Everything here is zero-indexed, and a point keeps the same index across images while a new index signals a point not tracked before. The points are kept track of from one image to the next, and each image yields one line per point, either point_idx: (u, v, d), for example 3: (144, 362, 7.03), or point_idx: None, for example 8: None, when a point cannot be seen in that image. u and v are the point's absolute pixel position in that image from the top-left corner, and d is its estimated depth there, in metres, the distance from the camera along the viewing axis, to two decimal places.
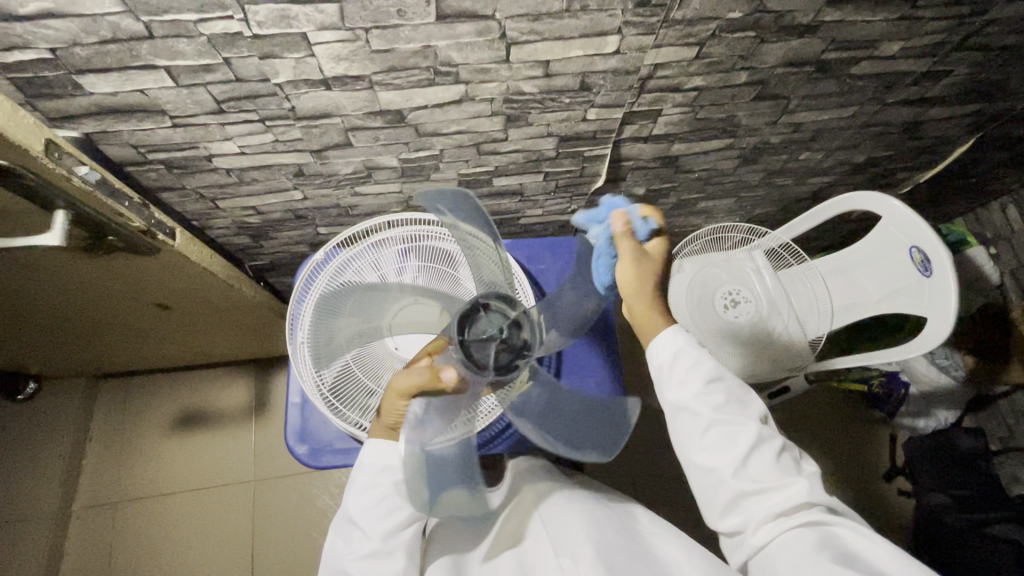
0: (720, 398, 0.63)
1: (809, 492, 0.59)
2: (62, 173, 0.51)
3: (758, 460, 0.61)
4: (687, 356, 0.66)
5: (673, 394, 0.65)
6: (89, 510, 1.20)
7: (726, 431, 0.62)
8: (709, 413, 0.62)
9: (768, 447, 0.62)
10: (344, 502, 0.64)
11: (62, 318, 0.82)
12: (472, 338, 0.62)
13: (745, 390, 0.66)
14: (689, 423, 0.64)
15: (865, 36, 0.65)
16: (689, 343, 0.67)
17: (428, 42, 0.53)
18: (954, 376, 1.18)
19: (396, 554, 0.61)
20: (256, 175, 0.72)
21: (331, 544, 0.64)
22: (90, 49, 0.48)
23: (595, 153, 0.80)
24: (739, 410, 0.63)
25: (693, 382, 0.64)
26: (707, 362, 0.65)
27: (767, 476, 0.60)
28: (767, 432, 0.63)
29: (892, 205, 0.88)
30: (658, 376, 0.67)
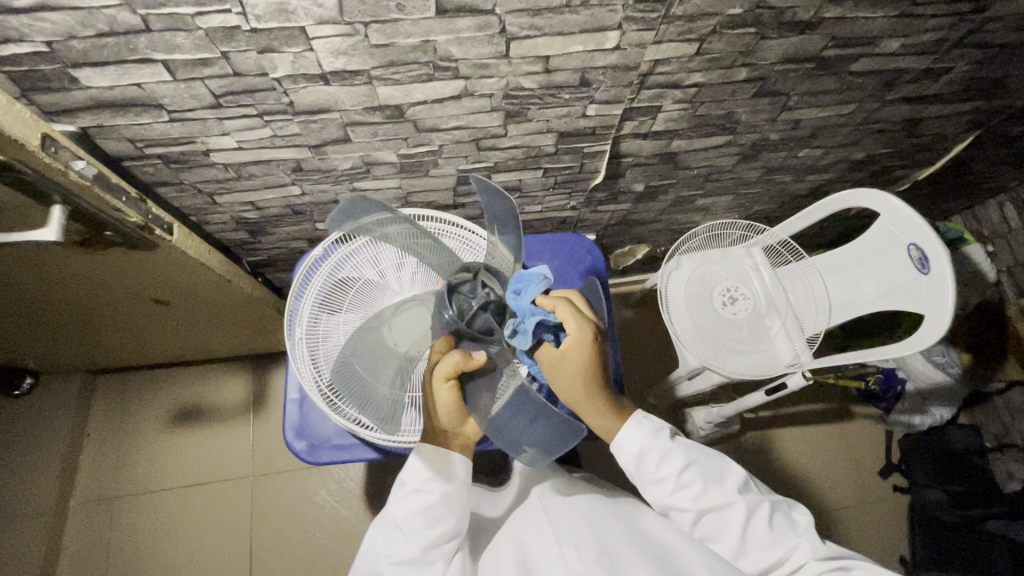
0: (696, 488, 0.65)
1: (810, 551, 0.62)
2: (59, 168, 0.51)
3: (753, 534, 0.63)
4: (652, 452, 0.66)
5: (653, 496, 0.66)
6: (88, 505, 1.20)
7: (714, 516, 0.64)
8: (692, 506, 0.64)
9: (758, 518, 0.63)
10: (388, 504, 0.66)
11: (60, 314, 0.82)
12: (462, 312, 0.61)
13: (719, 461, 0.67)
14: (680, 519, 0.66)
15: (866, 33, 0.65)
16: (650, 439, 0.66)
17: (427, 37, 0.53)
18: (951, 374, 1.19)
19: (434, 563, 0.64)
20: (254, 170, 0.72)
21: (372, 542, 0.66)
22: (87, 42, 0.48)
23: (594, 149, 0.80)
24: (719, 490, 0.64)
25: (668, 483, 0.65)
26: (674, 451, 0.66)
27: (766, 550, 0.63)
28: (752, 501, 0.64)
29: (890, 203, 0.88)
30: (634, 478, 0.68)
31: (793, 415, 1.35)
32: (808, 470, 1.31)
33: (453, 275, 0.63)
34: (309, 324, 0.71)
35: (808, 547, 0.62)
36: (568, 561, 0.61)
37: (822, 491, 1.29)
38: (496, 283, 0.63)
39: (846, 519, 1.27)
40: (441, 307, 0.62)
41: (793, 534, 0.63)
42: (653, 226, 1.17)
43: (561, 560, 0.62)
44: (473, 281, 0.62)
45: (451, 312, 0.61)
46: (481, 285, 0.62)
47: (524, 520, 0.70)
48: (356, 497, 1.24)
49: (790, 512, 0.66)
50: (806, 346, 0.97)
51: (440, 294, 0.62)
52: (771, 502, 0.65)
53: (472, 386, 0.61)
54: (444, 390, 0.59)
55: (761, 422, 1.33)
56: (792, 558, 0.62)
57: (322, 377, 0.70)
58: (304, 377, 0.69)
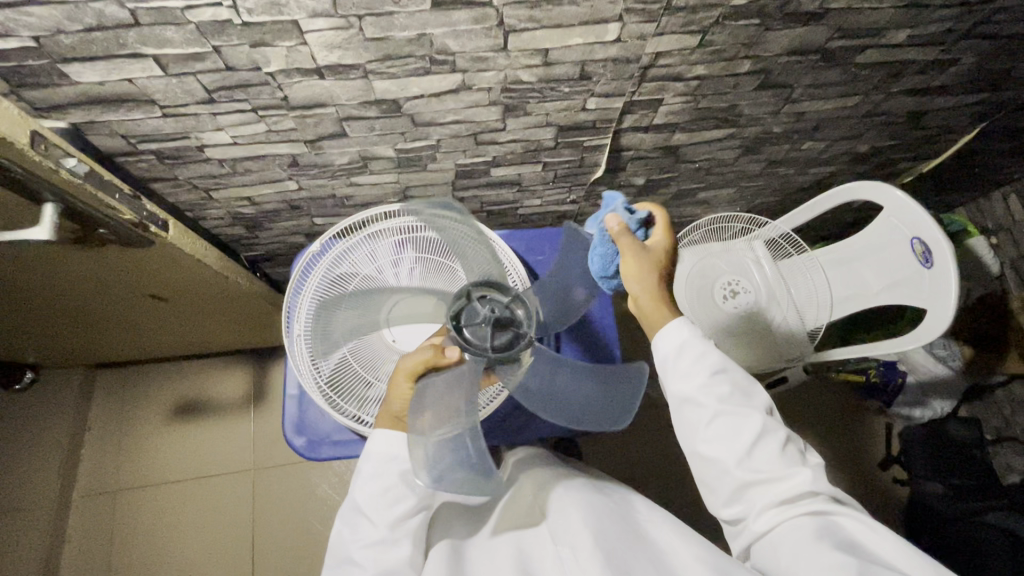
0: (723, 390, 0.62)
1: (815, 483, 0.59)
2: (49, 165, 0.50)
3: (763, 452, 0.60)
4: (691, 348, 0.64)
5: (677, 387, 0.64)
6: (89, 498, 1.20)
7: (732, 423, 0.61)
8: (715, 404, 0.62)
9: (774, 440, 0.61)
10: (350, 491, 0.64)
11: (57, 310, 0.82)
12: (469, 319, 0.63)
13: (750, 379, 0.65)
14: (694, 415, 0.63)
15: (871, 24, 0.64)
16: (695, 334, 0.64)
17: (423, 29, 0.52)
18: (951, 366, 1.22)
19: (401, 542, 0.62)
20: (250, 165, 0.71)
21: (339, 532, 0.63)
22: (75, 37, 0.47)
23: (595, 143, 0.79)
24: (745, 401, 0.62)
25: (699, 374, 0.63)
26: (713, 354, 0.64)
27: (771, 469, 0.60)
28: (772, 422, 0.62)
29: (894, 196, 0.87)
30: (662, 370, 0.65)
31: (794, 408, 1.35)
32: None
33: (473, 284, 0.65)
34: (308, 321, 0.70)
35: (813, 479, 0.59)
36: (564, 563, 0.61)
37: None
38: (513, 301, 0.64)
39: None
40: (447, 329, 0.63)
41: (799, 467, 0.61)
42: None
43: (558, 560, 0.62)
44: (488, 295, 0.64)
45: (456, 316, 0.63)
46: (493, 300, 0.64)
47: (520, 521, 0.69)
48: None
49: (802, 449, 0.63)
50: (806, 339, 0.97)
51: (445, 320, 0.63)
52: (789, 433, 0.63)
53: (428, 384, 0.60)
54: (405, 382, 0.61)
55: None
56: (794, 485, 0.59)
57: (321, 374, 0.69)
58: (303, 375, 0.69)
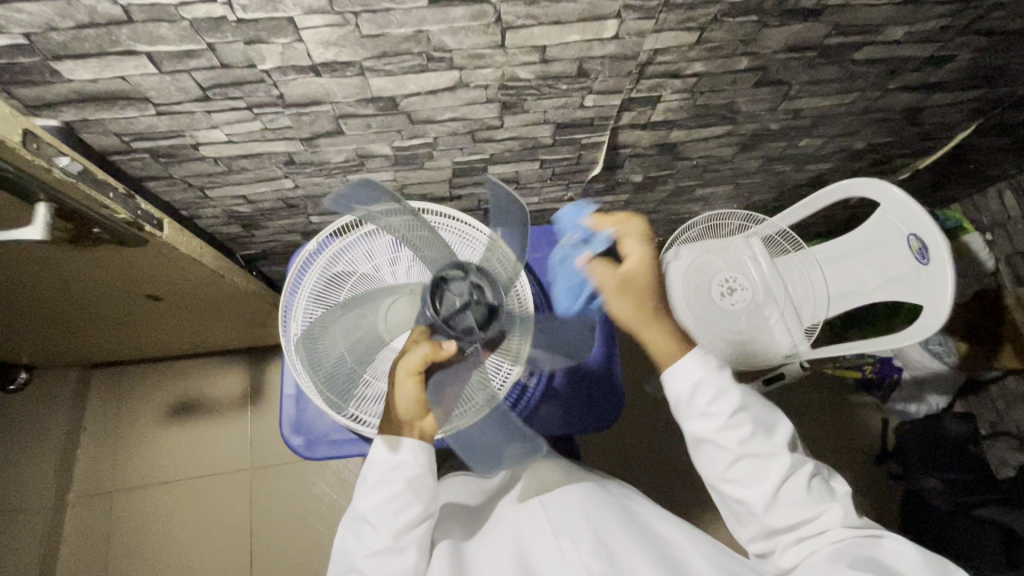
0: (745, 430, 0.64)
1: (839, 516, 0.61)
2: (42, 165, 0.50)
3: (783, 485, 0.62)
4: (709, 387, 0.65)
5: (695, 428, 0.65)
6: (86, 498, 1.20)
7: (749, 461, 0.63)
8: (732, 446, 0.63)
9: (792, 473, 0.62)
10: (354, 500, 0.65)
11: (51, 310, 0.81)
12: (449, 309, 0.60)
13: (772, 414, 0.66)
14: (715, 455, 0.65)
15: (869, 21, 0.64)
16: (709, 374, 0.65)
17: (420, 26, 0.51)
18: (947, 362, 1.18)
19: (408, 550, 0.62)
20: (245, 163, 0.70)
21: (343, 539, 0.65)
22: (67, 34, 0.46)
23: (593, 140, 0.78)
24: (762, 437, 0.64)
25: (716, 416, 0.64)
26: (732, 393, 0.65)
27: (795, 506, 0.62)
28: (796, 458, 0.63)
29: (889, 193, 0.87)
30: (677, 407, 0.67)
31: (791, 405, 1.35)
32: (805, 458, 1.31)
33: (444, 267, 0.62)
34: (305, 321, 0.70)
35: (838, 512, 0.62)
36: (565, 555, 0.60)
37: None
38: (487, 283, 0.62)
39: None
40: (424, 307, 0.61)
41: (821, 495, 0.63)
42: (651, 216, 1.16)
43: (559, 553, 0.61)
44: (464, 279, 0.61)
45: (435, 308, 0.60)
46: (470, 286, 0.61)
47: (518, 514, 0.69)
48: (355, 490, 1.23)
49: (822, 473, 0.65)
50: (803, 336, 0.98)
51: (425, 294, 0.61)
52: (813, 465, 0.65)
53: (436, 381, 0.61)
54: (410, 382, 0.59)
55: None
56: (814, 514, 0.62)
57: None
58: (301, 375, 0.69)
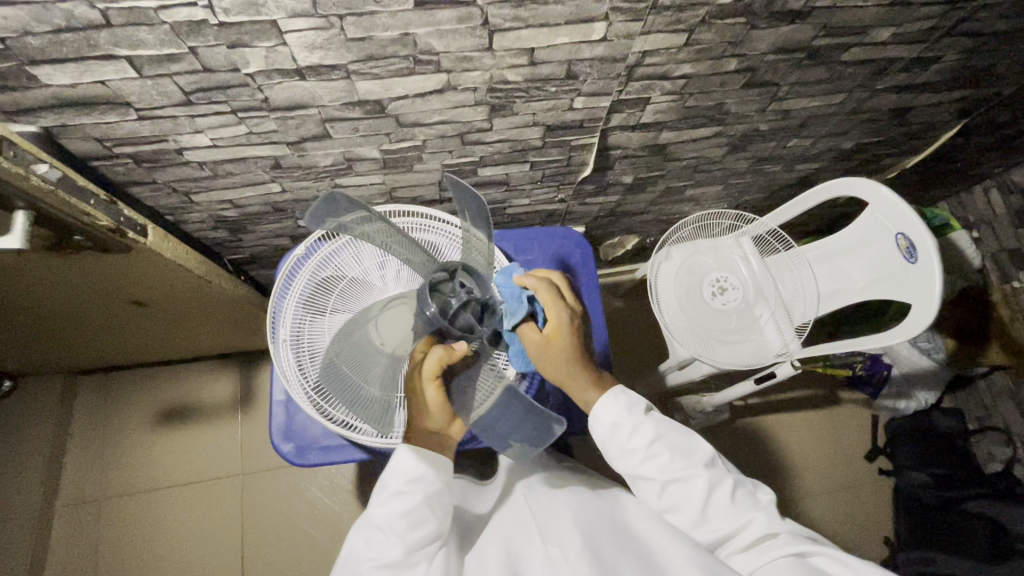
0: (664, 459, 0.65)
1: (769, 526, 0.62)
2: (21, 172, 0.49)
3: (715, 505, 0.64)
4: (625, 423, 0.65)
5: (623, 465, 0.66)
6: (73, 508, 1.18)
7: (679, 488, 0.64)
8: (660, 477, 0.64)
9: (721, 491, 0.64)
10: (369, 507, 0.64)
11: (33, 318, 0.80)
12: (445, 309, 0.59)
13: (689, 435, 0.67)
14: (646, 488, 0.66)
15: (857, 22, 0.64)
16: (626, 410, 0.65)
17: (406, 30, 0.51)
18: (936, 359, 1.19)
19: (418, 565, 0.63)
20: (231, 168, 0.69)
21: (352, 546, 0.63)
22: (44, 38, 0.45)
23: (583, 142, 0.78)
24: (687, 462, 0.64)
25: (638, 451, 0.65)
26: (646, 424, 0.66)
27: (725, 522, 0.63)
28: (716, 476, 0.64)
29: (878, 192, 0.88)
30: (604, 446, 0.67)
31: (782, 403, 1.35)
32: (796, 455, 1.32)
33: (431, 274, 0.61)
34: (294, 327, 0.69)
35: (766, 522, 0.63)
36: (553, 561, 0.60)
37: (810, 478, 1.30)
38: (475, 279, 0.62)
39: (834, 502, 1.29)
40: (422, 305, 0.59)
41: (752, 509, 0.64)
42: (642, 217, 1.16)
43: (546, 559, 0.60)
44: (452, 279, 0.60)
45: (433, 312, 0.58)
46: (462, 284, 0.60)
47: (511, 519, 0.69)
48: (347, 495, 1.23)
49: (752, 486, 0.67)
50: (794, 335, 0.97)
51: (420, 293, 0.60)
52: (736, 477, 0.66)
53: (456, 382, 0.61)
54: (431, 387, 0.58)
55: (751, 410, 1.34)
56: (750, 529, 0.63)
57: (309, 380, 0.68)
58: (290, 382, 0.68)
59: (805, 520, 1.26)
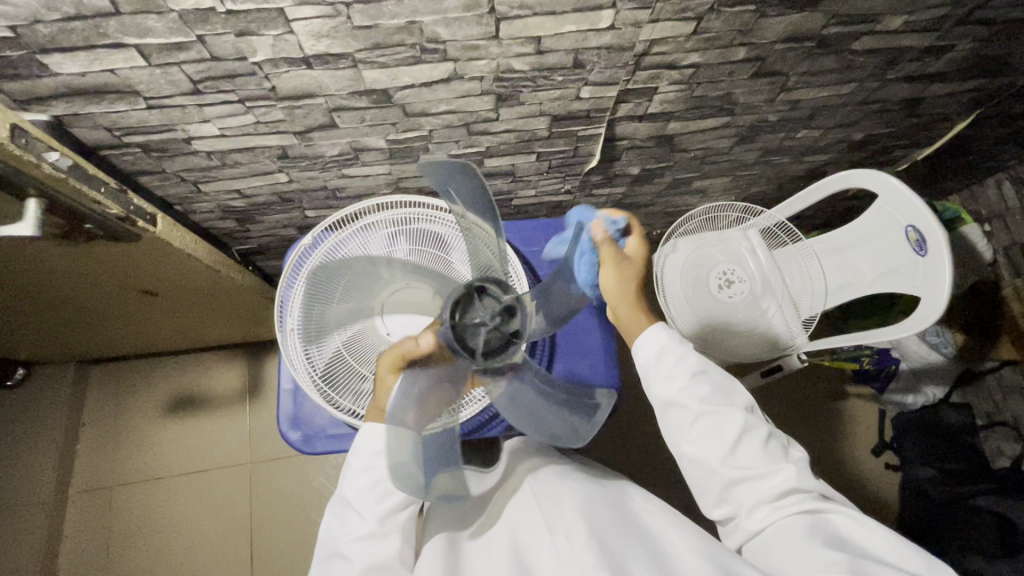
0: (705, 391, 0.66)
1: (798, 478, 0.62)
2: (30, 160, 0.49)
3: (746, 448, 0.63)
4: (671, 352, 0.68)
5: (660, 390, 0.67)
6: (84, 493, 1.20)
7: (714, 421, 0.64)
8: (696, 404, 0.65)
9: (754, 435, 0.64)
10: (340, 485, 0.65)
11: (44, 306, 0.81)
12: (466, 325, 0.61)
13: (732, 383, 0.68)
14: (678, 417, 0.66)
15: (868, 10, 0.63)
16: (672, 339, 0.69)
17: (413, 17, 0.50)
18: (944, 354, 1.21)
19: (392, 535, 0.62)
20: (238, 157, 0.70)
21: (329, 525, 0.65)
22: (53, 26, 0.46)
23: (589, 132, 0.78)
24: (725, 400, 0.66)
25: (680, 376, 0.67)
26: (692, 356, 0.68)
27: (752, 465, 0.63)
28: (752, 422, 0.65)
29: (889, 184, 0.86)
30: (645, 374, 0.69)
31: (788, 396, 1.35)
32: (802, 449, 1.32)
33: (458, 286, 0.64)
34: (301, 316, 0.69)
35: (796, 475, 0.63)
36: (559, 550, 0.59)
37: (815, 473, 1.30)
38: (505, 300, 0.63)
39: (839, 496, 1.28)
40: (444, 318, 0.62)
41: (782, 461, 0.64)
42: (648, 209, 1.15)
43: (552, 548, 0.60)
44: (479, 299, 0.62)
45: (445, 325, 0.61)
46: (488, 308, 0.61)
47: (516, 509, 0.69)
48: None
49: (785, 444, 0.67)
50: (802, 328, 0.97)
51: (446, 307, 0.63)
52: (771, 431, 0.66)
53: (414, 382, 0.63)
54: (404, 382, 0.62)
55: (758, 403, 1.34)
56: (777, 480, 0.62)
57: (316, 369, 0.68)
58: (297, 371, 0.68)
59: None
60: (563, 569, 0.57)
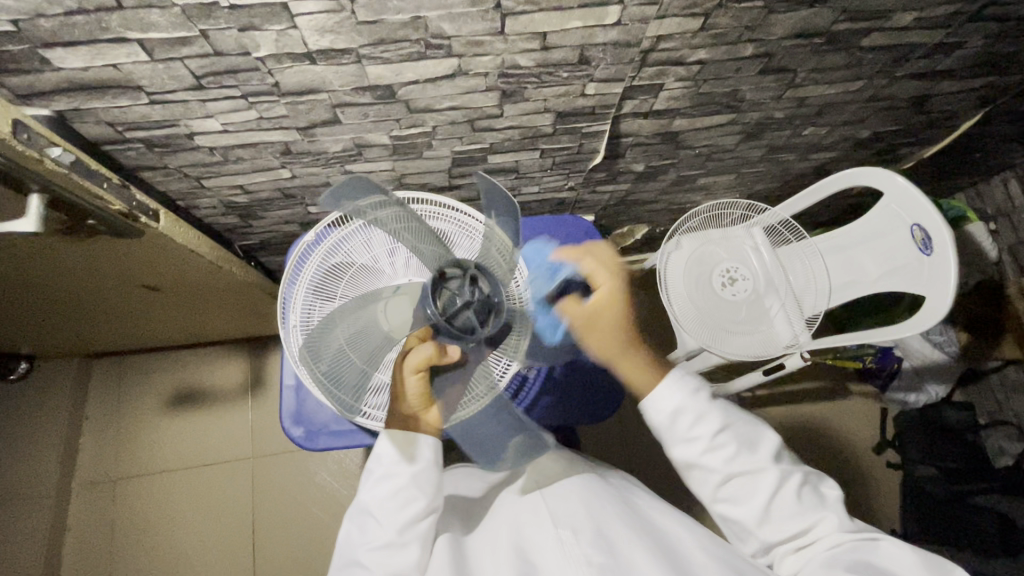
0: (729, 450, 0.63)
1: (837, 525, 0.60)
2: (33, 155, 0.49)
3: (779, 503, 0.61)
4: (688, 410, 0.65)
5: (680, 453, 0.65)
6: (88, 487, 1.20)
7: (740, 480, 0.63)
8: (721, 467, 0.63)
9: (787, 487, 0.62)
10: (359, 493, 0.66)
11: (47, 301, 0.81)
12: (448, 307, 0.60)
13: (757, 428, 0.66)
14: (703, 482, 0.65)
15: (878, 6, 0.62)
16: (688, 397, 0.66)
17: (417, 13, 0.50)
18: (948, 352, 1.20)
19: (410, 546, 0.62)
20: (241, 153, 0.69)
21: (347, 533, 0.65)
22: (55, 20, 0.45)
23: (594, 129, 0.77)
24: (751, 456, 0.63)
25: (700, 439, 0.64)
26: (710, 413, 0.65)
27: (791, 521, 0.61)
28: (784, 471, 0.62)
29: (895, 182, 0.85)
30: (661, 434, 0.67)
31: (791, 395, 1.35)
32: (803, 446, 1.31)
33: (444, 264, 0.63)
34: (304, 312, 0.69)
35: (835, 521, 0.60)
36: (564, 543, 0.59)
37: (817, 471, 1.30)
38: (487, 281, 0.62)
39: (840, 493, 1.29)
40: (424, 304, 0.61)
41: (820, 507, 0.61)
42: (652, 206, 1.15)
43: (558, 541, 0.60)
44: (461, 277, 0.61)
45: (433, 309, 0.59)
46: (469, 284, 0.60)
47: (518, 502, 0.69)
48: (355, 479, 1.24)
49: (820, 484, 0.64)
50: (805, 327, 0.96)
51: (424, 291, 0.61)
52: (803, 474, 0.64)
53: (439, 379, 0.63)
54: (413, 379, 0.60)
55: (760, 400, 1.34)
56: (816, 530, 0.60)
57: None
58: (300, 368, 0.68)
59: None
60: (569, 562, 0.57)
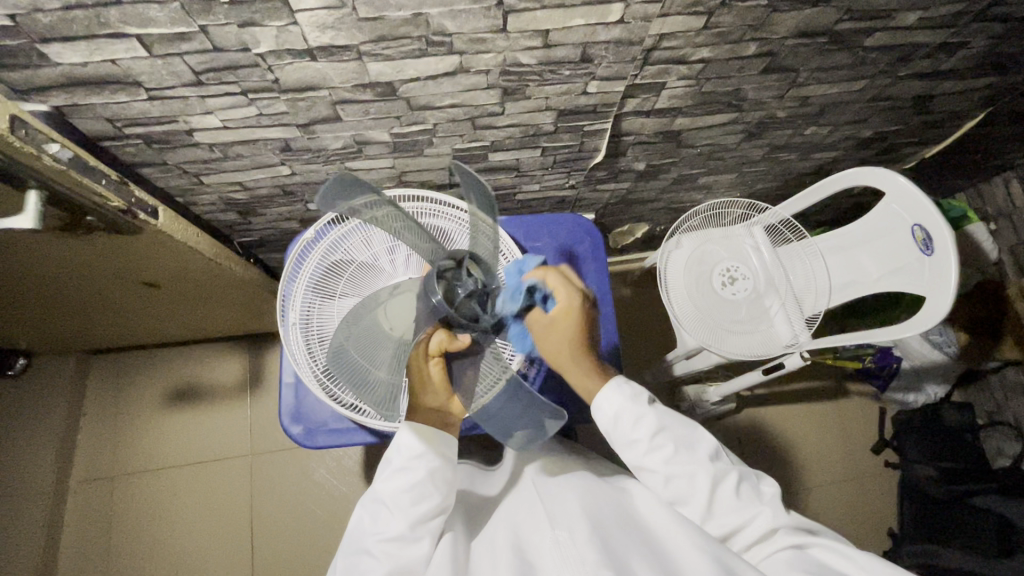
0: (668, 452, 0.64)
1: (774, 519, 0.62)
2: (31, 151, 0.49)
3: (720, 499, 0.63)
4: (627, 414, 0.65)
5: (627, 455, 0.66)
6: (86, 484, 1.20)
7: (683, 481, 0.64)
8: (663, 469, 0.64)
9: (725, 484, 0.63)
10: (375, 482, 0.65)
11: (45, 297, 0.80)
12: (452, 297, 0.57)
13: (692, 427, 0.66)
14: (651, 480, 0.66)
15: (882, 6, 0.62)
16: (629, 400, 0.65)
17: (419, 9, 0.50)
18: (946, 352, 1.17)
19: (422, 540, 0.63)
20: (241, 150, 0.69)
21: (359, 519, 0.65)
22: (54, 15, 0.45)
23: (595, 127, 0.77)
24: (691, 456, 0.64)
25: (642, 443, 0.64)
26: (650, 416, 0.65)
27: (731, 515, 0.63)
28: (721, 469, 0.64)
29: (897, 182, 0.85)
30: (609, 436, 0.67)
31: (791, 394, 1.35)
32: (802, 446, 1.32)
33: (437, 260, 0.59)
34: (303, 311, 0.70)
35: (770, 515, 0.62)
36: (561, 545, 0.59)
37: (816, 470, 1.30)
38: (481, 270, 0.60)
39: (839, 493, 1.29)
40: (428, 294, 0.57)
41: (757, 502, 0.63)
42: (652, 205, 1.14)
43: (554, 543, 0.60)
44: (458, 267, 0.58)
45: (439, 298, 0.56)
46: (467, 272, 0.58)
47: (519, 504, 0.69)
48: (354, 476, 1.24)
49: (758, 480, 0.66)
50: (805, 326, 0.96)
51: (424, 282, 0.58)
52: (740, 471, 0.65)
53: (456, 363, 0.61)
54: (433, 365, 0.59)
55: (759, 400, 1.34)
56: (754, 525, 0.63)
57: (319, 365, 0.69)
58: (300, 365, 0.68)
59: (811, 512, 1.26)
60: (565, 563, 0.57)
